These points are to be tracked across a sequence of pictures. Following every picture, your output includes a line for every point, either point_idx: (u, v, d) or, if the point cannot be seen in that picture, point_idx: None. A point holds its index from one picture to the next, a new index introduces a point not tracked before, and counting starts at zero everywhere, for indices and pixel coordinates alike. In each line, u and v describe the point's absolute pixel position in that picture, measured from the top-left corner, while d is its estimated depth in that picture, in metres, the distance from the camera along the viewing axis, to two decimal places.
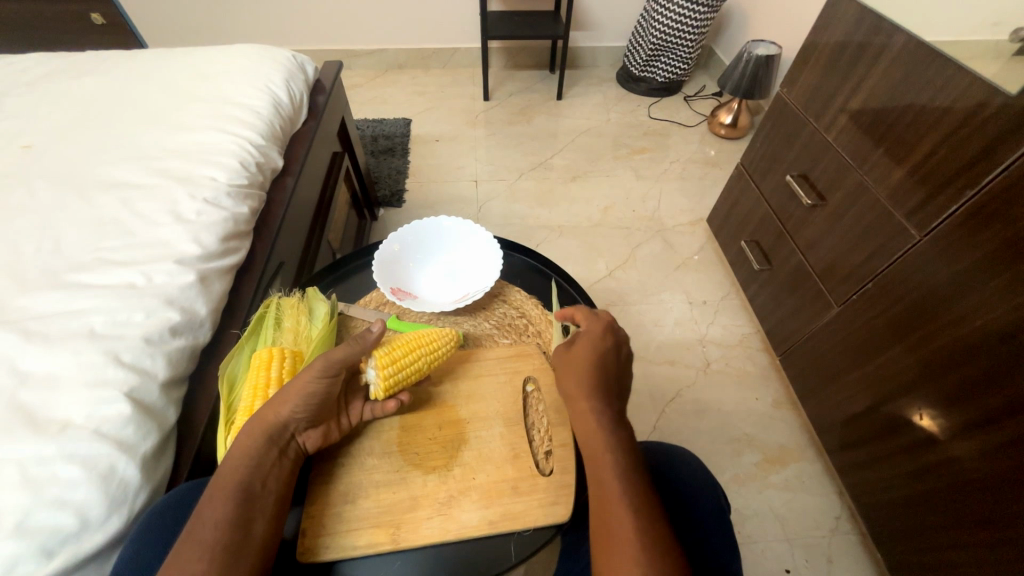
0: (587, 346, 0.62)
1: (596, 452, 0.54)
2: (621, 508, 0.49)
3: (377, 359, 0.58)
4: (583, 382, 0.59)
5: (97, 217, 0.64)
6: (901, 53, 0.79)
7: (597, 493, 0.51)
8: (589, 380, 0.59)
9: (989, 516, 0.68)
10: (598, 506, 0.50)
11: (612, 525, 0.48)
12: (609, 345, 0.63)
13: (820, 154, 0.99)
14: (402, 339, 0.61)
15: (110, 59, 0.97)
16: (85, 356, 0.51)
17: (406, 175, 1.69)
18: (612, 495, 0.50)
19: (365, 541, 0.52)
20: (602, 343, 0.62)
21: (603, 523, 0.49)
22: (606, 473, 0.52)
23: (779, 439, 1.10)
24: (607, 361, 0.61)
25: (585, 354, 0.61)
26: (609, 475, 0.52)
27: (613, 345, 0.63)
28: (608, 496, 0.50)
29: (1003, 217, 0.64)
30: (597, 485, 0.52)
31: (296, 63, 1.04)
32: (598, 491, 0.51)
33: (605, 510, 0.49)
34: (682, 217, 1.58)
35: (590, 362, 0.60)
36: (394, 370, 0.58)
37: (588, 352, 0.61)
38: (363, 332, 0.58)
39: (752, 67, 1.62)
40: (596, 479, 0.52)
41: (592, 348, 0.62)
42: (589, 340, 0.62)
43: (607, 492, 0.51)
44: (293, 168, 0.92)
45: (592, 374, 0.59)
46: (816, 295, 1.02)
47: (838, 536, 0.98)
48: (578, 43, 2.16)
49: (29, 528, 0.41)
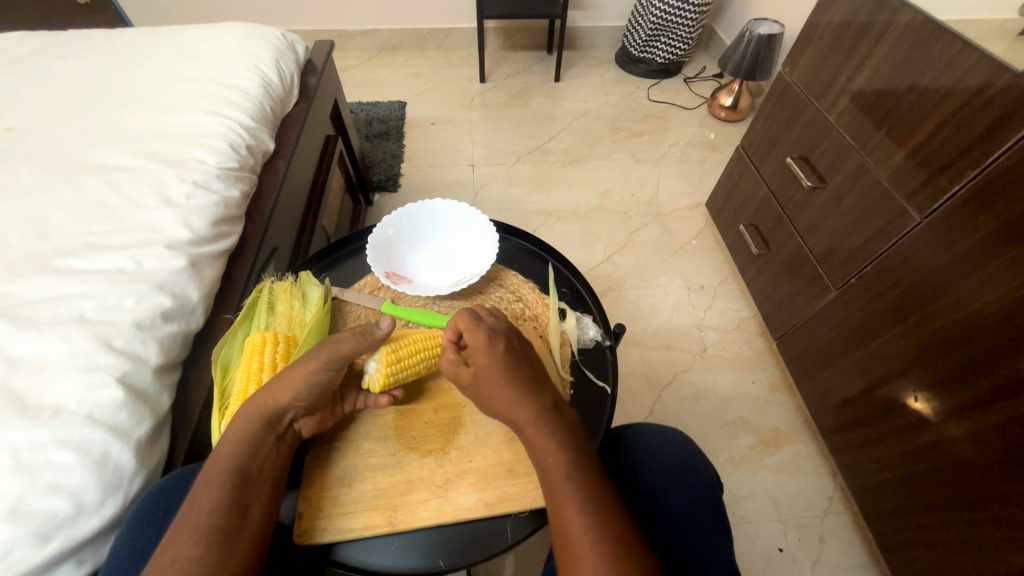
0: (484, 364, 0.56)
1: (544, 465, 0.52)
2: (577, 520, 0.47)
3: (382, 355, 0.57)
4: (499, 388, 0.55)
5: (84, 201, 0.63)
6: (906, 31, 0.76)
7: (554, 504, 0.49)
8: (502, 397, 0.55)
9: (980, 496, 0.69)
10: (557, 518, 0.48)
11: (572, 537, 0.46)
12: (502, 349, 0.57)
13: (822, 136, 0.97)
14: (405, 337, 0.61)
15: (93, 39, 0.95)
16: (75, 342, 0.50)
17: (401, 159, 1.67)
18: (567, 507, 0.48)
19: (362, 523, 0.52)
20: (495, 353, 0.56)
21: (563, 537, 0.47)
22: (559, 483, 0.50)
23: (775, 422, 1.11)
24: (510, 371, 0.56)
25: (489, 375, 0.56)
26: (563, 486, 0.49)
27: (508, 347, 0.58)
28: (564, 507, 0.48)
29: (1005, 198, 0.63)
30: (553, 495, 0.50)
31: (286, 42, 1.01)
32: (554, 502, 0.49)
33: (563, 522, 0.48)
34: (681, 201, 1.57)
35: (498, 376, 0.55)
36: (396, 369, 0.58)
37: (489, 367, 0.56)
38: (371, 326, 0.56)
39: (753, 47, 1.59)
40: (550, 491, 0.50)
41: (489, 362, 0.56)
42: (484, 356, 0.56)
43: (562, 503, 0.49)
44: (285, 151, 0.91)
45: (508, 390, 0.55)
46: (814, 278, 1.02)
47: (830, 516, 0.99)
48: (576, 23, 2.12)
49: (23, 513, 0.41)
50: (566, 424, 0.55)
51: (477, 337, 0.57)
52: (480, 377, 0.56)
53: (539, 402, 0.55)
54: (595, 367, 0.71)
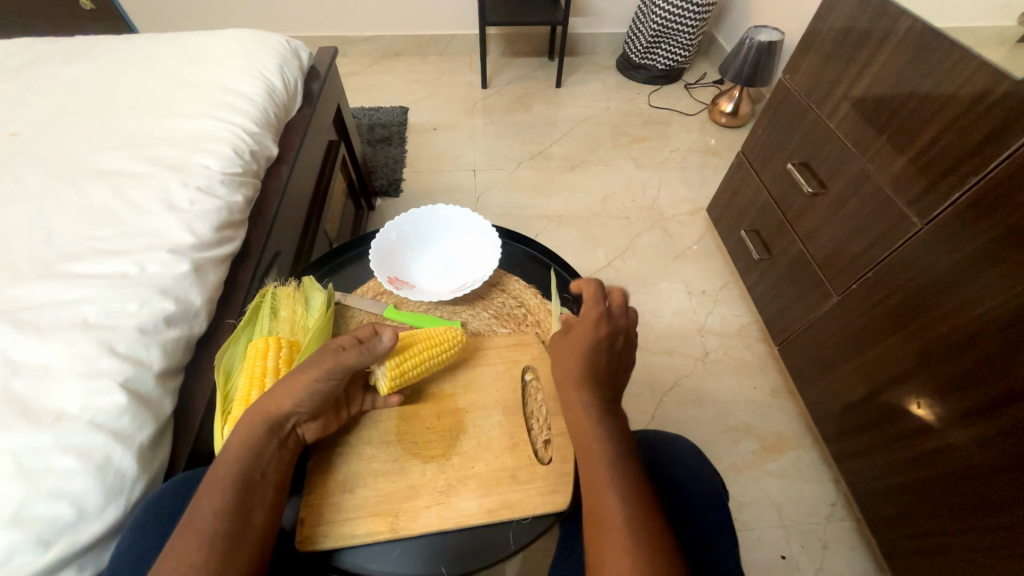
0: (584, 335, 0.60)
1: (587, 449, 0.53)
2: (614, 508, 0.48)
3: (386, 369, 0.58)
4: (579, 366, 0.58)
5: (88, 206, 0.63)
6: (906, 38, 0.77)
7: (589, 490, 0.50)
8: (580, 367, 0.58)
9: (984, 503, 0.69)
10: (591, 504, 0.49)
11: (604, 523, 0.47)
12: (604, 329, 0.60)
13: (822, 142, 0.98)
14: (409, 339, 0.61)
15: (99, 44, 0.96)
16: (79, 347, 0.50)
17: (403, 164, 1.68)
18: (604, 494, 0.49)
19: (364, 529, 0.52)
20: (595, 328, 0.60)
21: (595, 520, 0.48)
22: (599, 471, 0.51)
23: (777, 428, 1.11)
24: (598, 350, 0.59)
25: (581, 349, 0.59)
26: (602, 474, 0.50)
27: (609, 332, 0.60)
28: (600, 494, 0.49)
29: (1006, 204, 0.63)
30: (590, 481, 0.51)
31: (290, 49, 1.02)
32: (590, 487, 0.50)
33: (598, 507, 0.48)
34: (682, 206, 1.57)
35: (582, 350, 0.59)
36: (401, 380, 0.59)
37: (582, 337, 0.59)
38: (374, 345, 0.54)
39: (753, 54, 1.59)
40: (587, 475, 0.51)
41: (586, 333, 0.59)
42: (586, 328, 0.60)
43: (598, 489, 0.49)
44: (288, 156, 0.91)
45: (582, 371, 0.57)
46: (816, 284, 1.02)
47: (833, 523, 0.99)
48: (577, 29, 2.13)
49: (25, 518, 0.41)
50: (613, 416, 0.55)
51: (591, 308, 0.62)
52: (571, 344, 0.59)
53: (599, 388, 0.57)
54: None
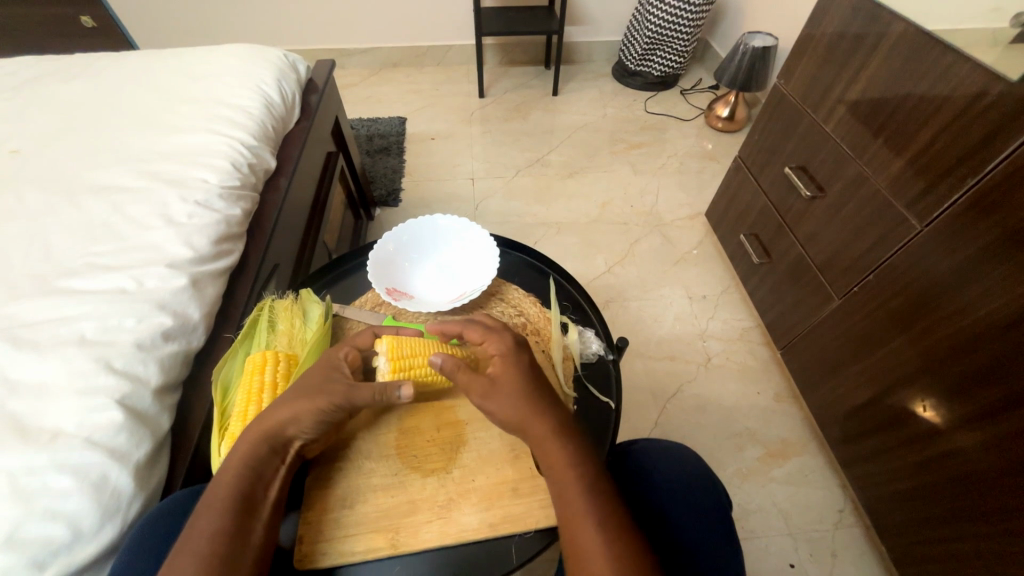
0: (516, 362, 0.56)
1: (557, 479, 0.50)
2: (592, 540, 0.45)
3: (389, 374, 0.58)
4: (523, 393, 0.54)
5: (87, 222, 0.63)
6: (900, 42, 0.77)
7: (567, 519, 0.48)
8: (521, 395, 0.53)
9: (995, 508, 0.67)
10: (570, 534, 0.47)
11: (584, 556, 0.45)
12: (528, 359, 0.57)
13: (819, 146, 0.98)
14: (421, 354, 0.60)
15: (98, 61, 0.96)
16: (75, 364, 0.50)
17: (402, 174, 1.68)
18: (582, 524, 0.46)
19: (363, 546, 0.51)
20: (519, 358, 0.56)
21: (575, 553, 0.46)
22: (574, 500, 0.48)
23: (781, 433, 1.10)
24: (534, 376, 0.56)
25: (512, 381, 0.54)
26: (579, 503, 0.48)
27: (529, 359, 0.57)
28: (578, 524, 0.46)
29: (1005, 205, 0.63)
30: (566, 511, 0.48)
31: (287, 62, 1.03)
32: (567, 516, 0.48)
33: (577, 539, 0.46)
34: (681, 211, 1.57)
35: (516, 384, 0.54)
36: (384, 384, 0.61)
37: (511, 371, 0.55)
38: (390, 396, 0.53)
39: (748, 59, 1.60)
40: (562, 505, 0.49)
41: (513, 366, 0.55)
42: (506, 360, 0.56)
43: (576, 519, 0.47)
44: (286, 169, 0.91)
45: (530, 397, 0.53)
46: (817, 287, 1.01)
47: (841, 530, 0.97)
48: (573, 38, 2.15)
49: (20, 540, 0.41)
50: (582, 439, 0.53)
51: (499, 342, 0.58)
52: (499, 385, 0.54)
53: (558, 413, 0.54)
54: (598, 381, 0.71)
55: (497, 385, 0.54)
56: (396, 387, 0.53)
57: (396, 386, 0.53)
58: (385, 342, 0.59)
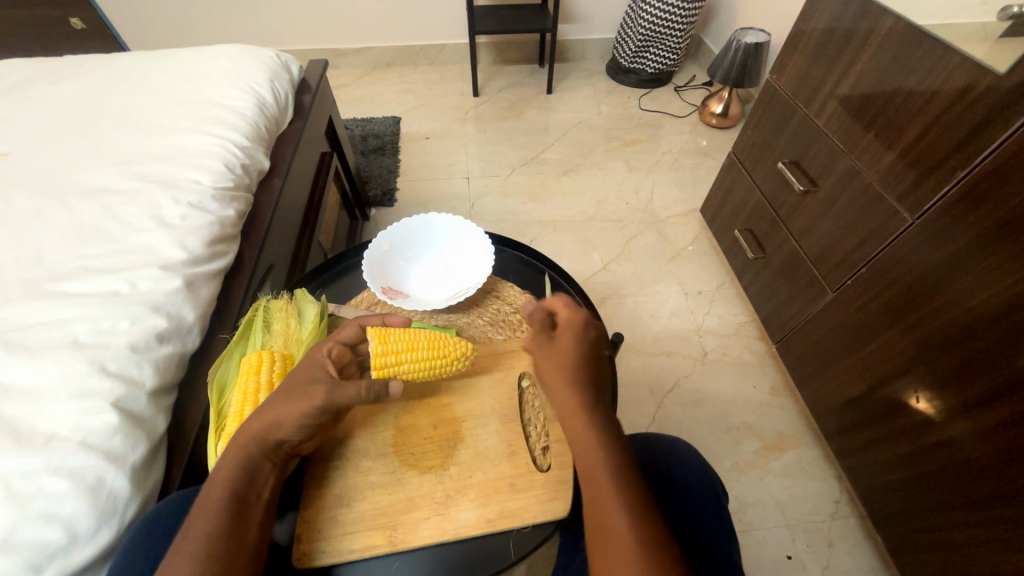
0: (570, 340, 0.58)
1: (590, 456, 0.50)
2: (619, 523, 0.46)
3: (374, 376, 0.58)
4: (570, 374, 0.55)
5: (77, 225, 0.63)
6: (889, 36, 0.78)
7: (591, 500, 0.48)
8: (574, 371, 0.56)
9: (990, 494, 0.68)
10: (597, 519, 0.47)
11: (612, 540, 0.45)
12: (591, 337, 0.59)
13: (811, 140, 0.98)
14: (408, 359, 0.58)
15: (89, 63, 0.96)
16: (68, 366, 0.49)
17: (396, 173, 1.68)
18: (608, 506, 0.47)
19: (361, 544, 0.51)
20: (579, 335, 0.58)
21: (601, 535, 0.46)
22: (602, 483, 0.48)
23: (778, 426, 1.10)
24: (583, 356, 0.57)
25: (565, 350, 0.57)
26: (610, 487, 0.48)
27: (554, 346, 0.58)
28: (606, 510, 0.47)
29: (996, 196, 0.64)
30: (591, 491, 0.49)
31: (280, 62, 1.03)
32: (593, 500, 0.48)
33: (602, 523, 0.46)
34: (675, 208, 1.58)
35: (570, 356, 0.56)
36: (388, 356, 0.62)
37: (569, 346, 0.57)
38: (381, 395, 0.55)
39: (741, 55, 1.61)
40: (591, 485, 0.49)
41: (573, 342, 0.58)
42: (569, 334, 0.58)
43: (604, 504, 0.47)
44: (280, 168, 0.91)
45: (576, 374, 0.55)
46: (811, 281, 1.02)
47: (837, 521, 0.98)
48: (567, 36, 2.15)
49: (16, 544, 0.41)
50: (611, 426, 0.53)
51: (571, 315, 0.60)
52: (558, 348, 0.57)
53: (593, 395, 0.55)
54: None
55: (555, 351, 0.57)
56: (385, 383, 0.55)
57: (386, 381, 0.56)
58: (372, 342, 0.58)
